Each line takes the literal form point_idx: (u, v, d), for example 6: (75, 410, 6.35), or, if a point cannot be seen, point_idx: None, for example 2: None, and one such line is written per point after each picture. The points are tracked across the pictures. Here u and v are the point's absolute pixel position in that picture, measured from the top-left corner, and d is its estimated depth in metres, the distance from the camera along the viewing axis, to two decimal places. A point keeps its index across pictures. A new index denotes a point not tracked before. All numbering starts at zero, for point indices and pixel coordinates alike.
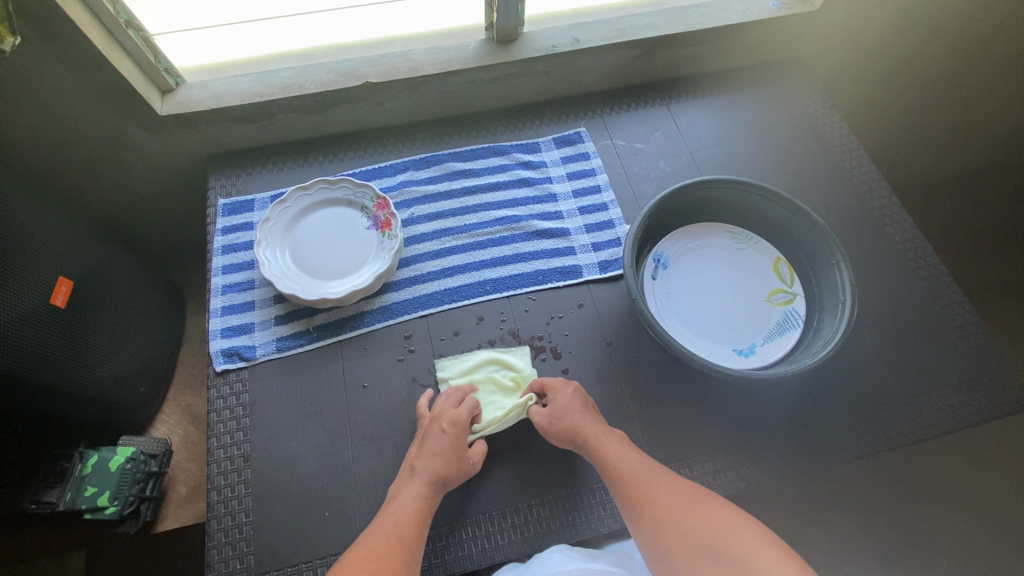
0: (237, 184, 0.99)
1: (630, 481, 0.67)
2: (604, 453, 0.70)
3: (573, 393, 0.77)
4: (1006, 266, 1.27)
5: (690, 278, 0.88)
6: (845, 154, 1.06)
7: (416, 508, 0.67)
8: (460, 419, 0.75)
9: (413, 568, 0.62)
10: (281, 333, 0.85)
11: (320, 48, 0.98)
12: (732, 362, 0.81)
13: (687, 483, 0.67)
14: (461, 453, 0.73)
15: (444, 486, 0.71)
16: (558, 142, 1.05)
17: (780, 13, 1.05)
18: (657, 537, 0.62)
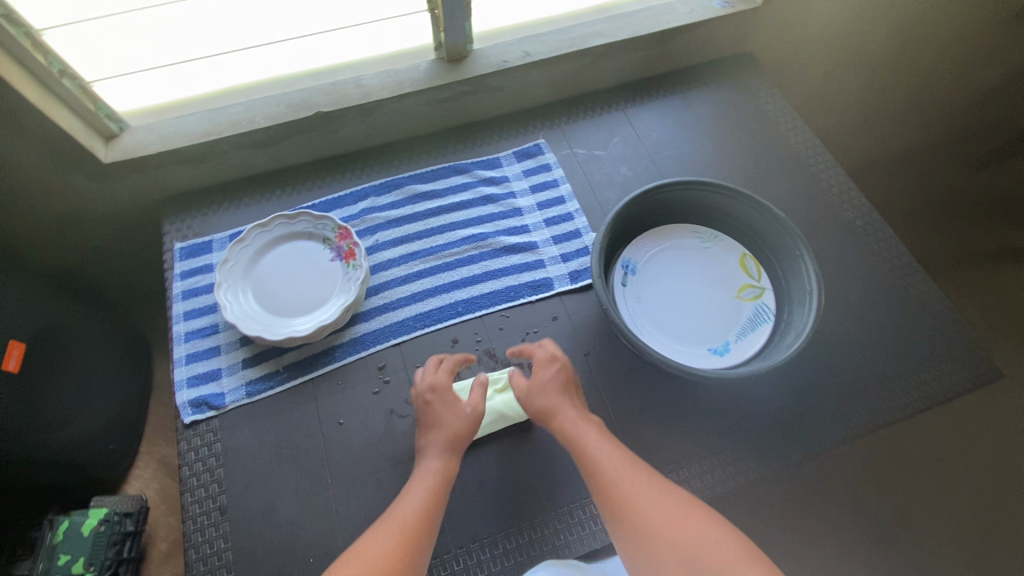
0: (194, 226, 0.96)
1: (619, 499, 0.63)
2: (594, 461, 0.67)
3: (555, 369, 0.76)
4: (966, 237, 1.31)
5: (660, 281, 0.88)
6: (800, 144, 1.08)
7: (430, 485, 0.66)
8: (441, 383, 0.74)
9: (414, 545, 0.60)
10: (250, 376, 0.82)
11: (268, 82, 0.96)
12: (708, 362, 0.81)
13: (681, 496, 0.63)
14: (461, 413, 0.72)
15: (456, 449, 0.70)
16: (518, 156, 1.05)
17: (724, 12, 1.07)
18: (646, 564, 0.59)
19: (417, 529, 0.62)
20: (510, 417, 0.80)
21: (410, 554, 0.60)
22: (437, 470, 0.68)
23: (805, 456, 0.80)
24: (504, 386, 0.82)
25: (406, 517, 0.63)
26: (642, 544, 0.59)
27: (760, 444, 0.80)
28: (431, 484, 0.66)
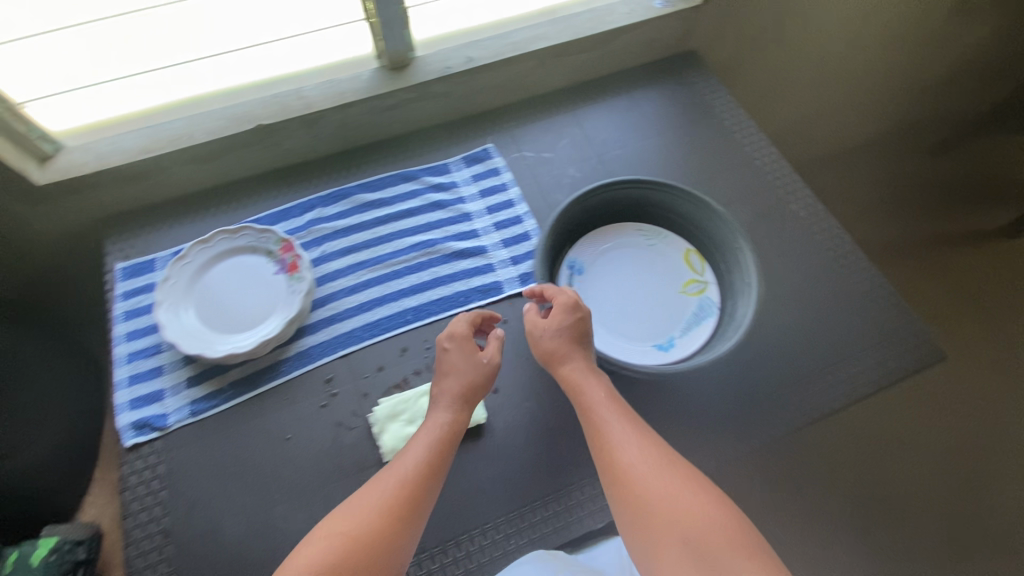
0: (137, 245, 0.94)
1: (620, 462, 0.65)
2: (603, 429, 0.68)
3: (570, 319, 0.75)
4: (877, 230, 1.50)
5: (607, 280, 0.88)
6: (746, 139, 1.10)
7: (436, 437, 0.69)
8: (460, 334, 0.76)
9: (415, 504, 0.63)
10: (194, 395, 0.81)
11: (208, 95, 0.95)
12: (654, 358, 0.82)
13: (683, 471, 0.64)
14: (474, 366, 0.74)
15: (467, 401, 0.73)
16: (467, 161, 1.04)
17: (664, 12, 1.08)
18: (640, 535, 0.61)
19: (417, 482, 0.65)
20: None
21: (406, 506, 0.63)
22: (446, 422, 0.70)
23: (753, 447, 0.81)
24: None
25: (408, 468, 0.65)
26: (638, 516, 0.61)
27: (709, 438, 0.81)
28: (438, 434, 0.69)
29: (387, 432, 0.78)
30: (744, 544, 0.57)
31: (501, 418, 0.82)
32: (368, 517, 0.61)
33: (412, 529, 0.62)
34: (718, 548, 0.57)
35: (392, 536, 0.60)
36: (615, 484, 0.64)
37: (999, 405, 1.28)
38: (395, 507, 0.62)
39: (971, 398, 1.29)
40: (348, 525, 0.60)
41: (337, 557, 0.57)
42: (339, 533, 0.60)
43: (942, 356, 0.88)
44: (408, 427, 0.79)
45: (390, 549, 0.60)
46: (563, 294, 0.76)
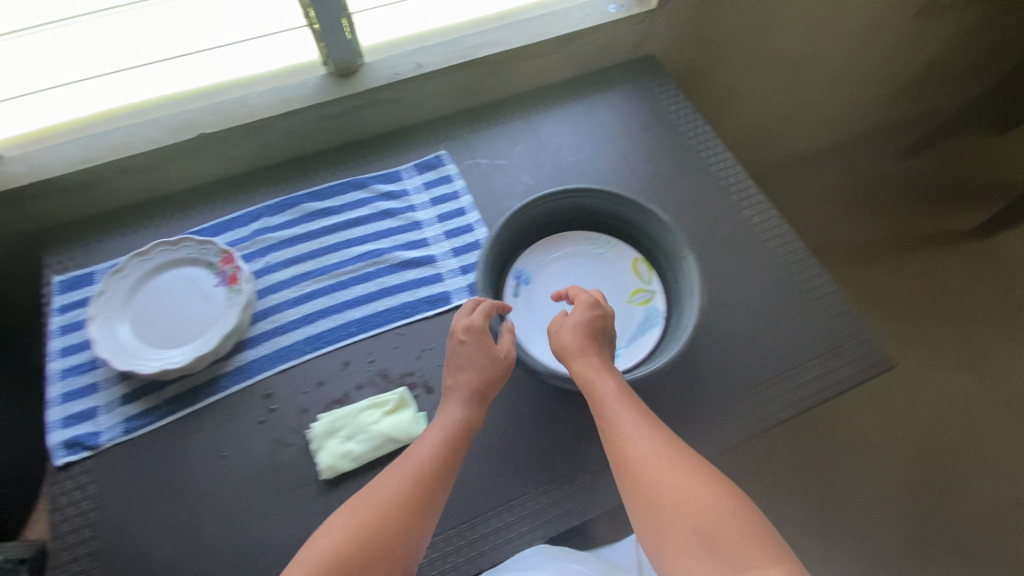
0: (77, 257, 0.91)
1: (632, 457, 0.63)
2: (614, 422, 0.67)
3: (588, 317, 0.75)
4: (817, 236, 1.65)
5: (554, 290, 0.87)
6: (702, 145, 1.09)
7: (449, 432, 0.68)
8: (478, 325, 0.74)
9: (429, 501, 0.63)
10: (128, 413, 0.79)
11: (149, 103, 0.92)
12: None
13: (698, 466, 0.62)
14: (491, 361, 0.72)
15: (483, 397, 0.71)
16: (419, 168, 1.02)
17: (618, 17, 1.07)
18: (652, 529, 0.60)
19: (431, 476, 0.65)
20: (401, 440, 0.77)
21: (419, 500, 0.63)
22: (460, 419, 0.70)
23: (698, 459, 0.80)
24: (394, 408, 0.80)
25: (423, 463, 0.66)
26: (651, 510, 0.60)
27: None
28: (451, 430, 0.69)
29: (324, 449, 0.77)
30: (760, 542, 0.56)
31: None
32: (383, 509, 0.61)
33: (427, 521, 0.63)
34: (734, 544, 0.55)
35: (408, 529, 0.61)
36: (627, 478, 0.63)
37: (928, 403, 1.38)
38: (410, 504, 0.62)
39: (904, 397, 1.39)
40: (364, 517, 0.61)
41: (354, 548, 0.58)
42: (356, 524, 0.60)
43: (893, 364, 0.87)
44: (346, 443, 0.77)
45: (406, 542, 0.60)
46: (584, 294, 0.78)
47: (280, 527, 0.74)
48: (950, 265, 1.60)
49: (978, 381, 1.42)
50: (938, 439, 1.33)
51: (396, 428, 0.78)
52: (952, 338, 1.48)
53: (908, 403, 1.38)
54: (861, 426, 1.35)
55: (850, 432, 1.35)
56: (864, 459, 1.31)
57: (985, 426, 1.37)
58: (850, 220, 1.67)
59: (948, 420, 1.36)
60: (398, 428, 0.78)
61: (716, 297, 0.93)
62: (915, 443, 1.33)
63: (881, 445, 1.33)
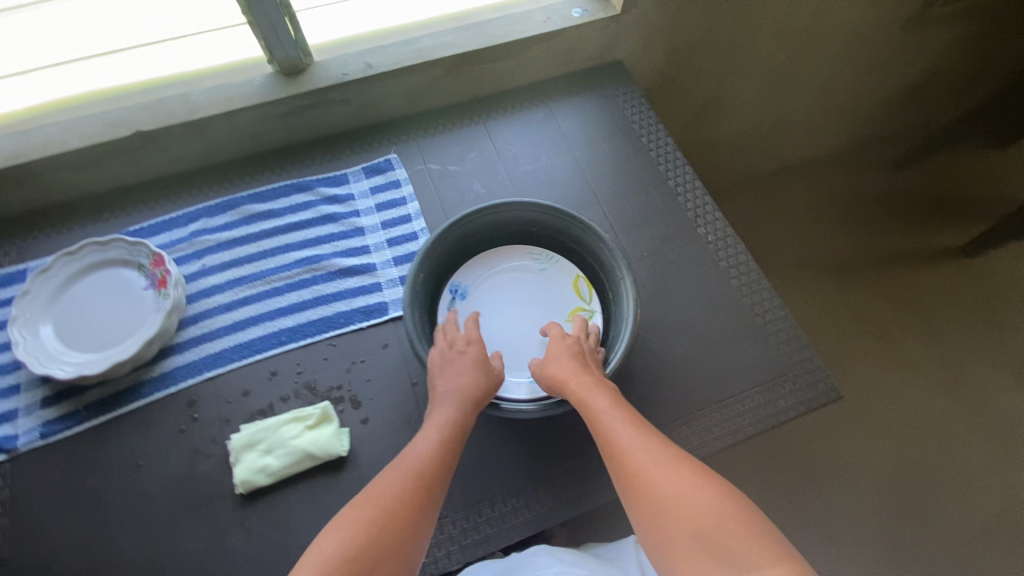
0: (12, 253, 0.90)
1: (630, 466, 0.61)
2: (610, 437, 0.65)
3: (570, 342, 0.77)
4: (790, 247, 1.64)
5: (491, 306, 0.85)
6: (663, 157, 1.05)
7: (447, 434, 0.66)
8: (475, 339, 0.76)
9: (432, 503, 0.60)
10: (48, 416, 0.78)
11: (87, 98, 0.90)
12: (527, 392, 0.79)
13: (703, 473, 0.59)
14: (487, 372, 0.73)
15: (477, 403, 0.70)
16: (367, 172, 1.00)
17: (582, 21, 1.02)
18: (659, 543, 0.56)
19: (433, 475, 0.62)
20: (320, 456, 0.76)
21: (424, 500, 0.59)
22: (455, 420, 0.68)
23: None
24: (317, 422, 0.78)
25: (423, 462, 0.63)
26: (655, 520, 0.56)
27: (580, 477, 0.78)
28: (448, 431, 0.67)
29: (241, 463, 0.75)
30: (772, 543, 0.51)
31: (367, 450, 0.78)
32: (389, 506, 0.57)
33: (427, 524, 0.59)
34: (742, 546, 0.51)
35: (414, 529, 0.57)
36: (630, 492, 0.60)
37: (897, 426, 1.36)
38: (416, 505, 0.58)
39: (870, 420, 1.38)
40: (369, 514, 0.56)
41: (362, 547, 0.53)
42: (363, 520, 0.56)
43: (838, 396, 0.84)
44: (264, 457, 0.76)
45: (411, 543, 0.56)
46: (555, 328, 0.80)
47: (191, 540, 0.72)
48: (929, 283, 1.57)
49: (949, 406, 1.39)
50: (904, 465, 1.31)
51: (317, 443, 0.76)
52: (927, 360, 1.46)
53: (875, 427, 1.37)
54: (825, 449, 1.34)
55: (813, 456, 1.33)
56: (829, 483, 1.29)
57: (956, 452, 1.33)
58: (824, 234, 1.65)
59: (915, 445, 1.34)
60: (318, 444, 0.76)
61: (662, 319, 0.90)
62: (879, 467, 1.31)
63: (847, 470, 1.31)
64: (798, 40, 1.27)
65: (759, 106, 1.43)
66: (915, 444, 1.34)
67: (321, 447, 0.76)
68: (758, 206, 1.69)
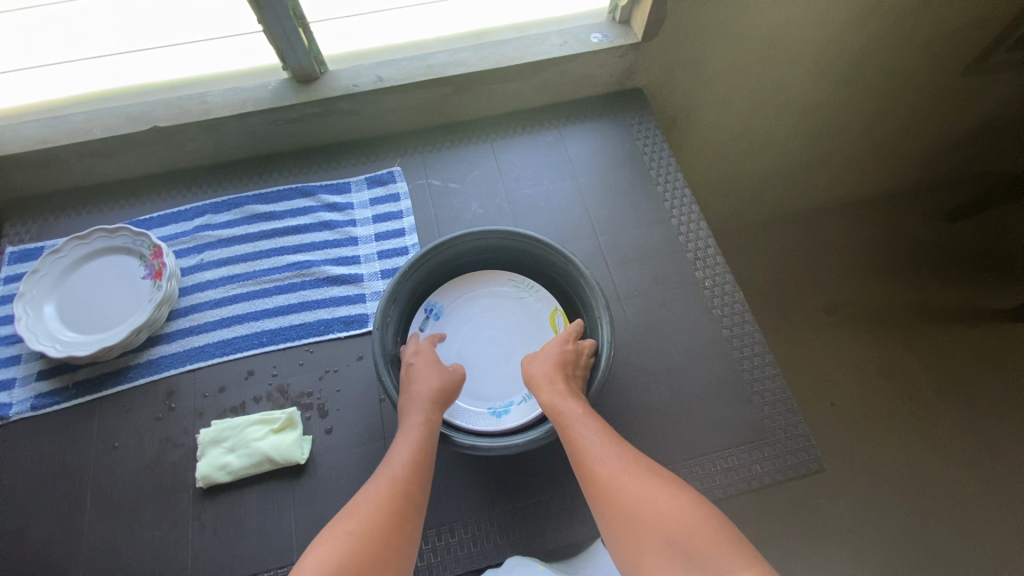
0: (33, 230, 0.97)
1: (603, 479, 0.59)
2: (580, 442, 0.63)
3: (564, 348, 0.75)
4: (815, 291, 1.55)
5: (463, 330, 0.85)
6: (670, 192, 1.02)
7: (420, 437, 0.65)
8: (425, 349, 0.77)
9: (411, 516, 0.58)
10: (40, 389, 0.83)
11: (113, 93, 0.95)
12: (483, 424, 0.77)
13: (663, 477, 0.59)
14: (444, 373, 0.74)
15: (440, 406, 0.69)
16: (368, 182, 1.02)
17: (600, 48, 1.00)
18: (625, 545, 0.54)
19: (410, 479, 0.61)
20: (279, 461, 0.77)
21: (402, 510, 0.58)
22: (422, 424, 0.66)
23: (582, 535, 0.75)
24: (281, 427, 0.79)
25: (399, 466, 0.62)
26: (623, 523, 0.55)
27: (533, 516, 0.76)
28: (422, 432, 0.66)
29: (205, 457, 0.78)
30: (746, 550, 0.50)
31: (325, 461, 0.78)
32: (369, 514, 0.56)
33: (412, 533, 0.58)
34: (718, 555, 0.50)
35: (396, 544, 0.55)
36: (596, 497, 0.58)
37: (918, 498, 1.23)
38: (393, 520, 0.57)
39: (893, 486, 1.25)
40: (350, 524, 0.55)
41: (349, 553, 0.52)
42: (345, 533, 0.54)
43: (820, 469, 0.78)
44: (226, 455, 0.78)
45: (394, 558, 0.54)
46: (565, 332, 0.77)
47: (148, 528, 0.75)
48: (969, 346, 1.45)
49: (979, 482, 1.26)
50: (921, 540, 1.18)
51: (277, 447, 0.78)
52: (958, 429, 1.33)
53: (896, 493, 1.24)
54: (833, 506, 1.22)
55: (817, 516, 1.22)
56: (836, 544, 1.17)
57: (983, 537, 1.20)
58: (856, 281, 1.56)
59: (940, 521, 1.21)
60: (277, 448, 0.77)
61: (642, 362, 0.87)
62: (893, 538, 1.18)
63: (857, 533, 1.19)
64: (840, 76, 1.19)
65: (794, 140, 1.35)
66: (940, 517, 1.21)
67: (280, 452, 0.77)
68: (785, 244, 1.60)
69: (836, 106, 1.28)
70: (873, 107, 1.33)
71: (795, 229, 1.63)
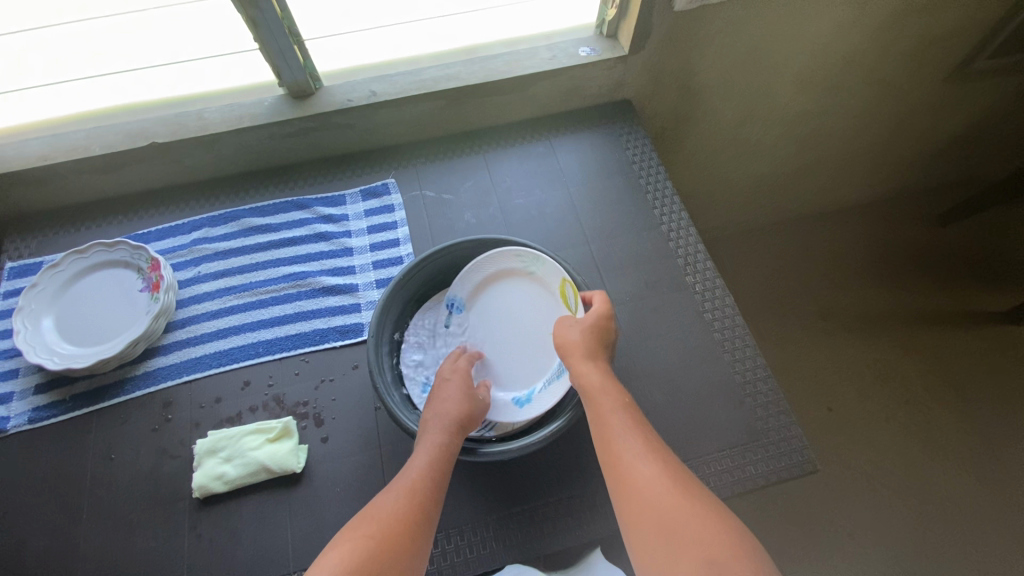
0: (33, 246, 0.99)
1: (632, 469, 0.58)
2: (613, 432, 0.62)
3: (602, 325, 0.73)
4: (808, 297, 1.56)
5: (486, 317, 0.84)
6: (660, 200, 1.04)
7: (439, 454, 0.65)
8: (462, 367, 0.77)
9: (425, 533, 0.58)
10: (38, 402, 0.84)
11: (112, 110, 0.97)
12: (506, 414, 0.77)
13: (690, 478, 0.57)
14: (471, 400, 0.73)
15: (463, 430, 0.69)
16: (364, 195, 1.03)
17: (588, 61, 1.03)
18: (637, 533, 0.54)
19: (427, 493, 0.61)
20: (275, 470, 0.77)
21: (417, 522, 0.58)
22: (441, 444, 0.66)
23: (578, 540, 0.75)
24: (277, 436, 0.80)
25: (415, 478, 0.62)
26: (639, 511, 0.55)
27: (530, 522, 0.76)
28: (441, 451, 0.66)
29: (202, 466, 0.78)
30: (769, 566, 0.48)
31: (321, 470, 0.79)
32: (384, 522, 0.57)
33: (424, 546, 0.58)
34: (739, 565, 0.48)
35: (407, 555, 0.55)
36: (616, 480, 0.58)
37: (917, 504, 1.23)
38: (407, 533, 0.57)
39: (892, 492, 1.25)
40: (365, 529, 0.56)
41: (362, 559, 0.53)
42: (361, 538, 0.55)
43: (814, 470, 0.79)
44: (223, 465, 0.78)
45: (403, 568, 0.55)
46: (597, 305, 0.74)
47: (145, 539, 0.75)
48: (964, 349, 1.46)
49: (978, 487, 1.26)
50: (921, 545, 1.19)
51: (274, 455, 0.78)
52: (956, 432, 1.34)
53: (895, 498, 1.24)
54: (832, 512, 1.23)
55: (817, 525, 1.22)
56: (836, 550, 1.18)
57: (984, 542, 1.19)
58: (849, 287, 1.57)
59: (941, 526, 1.21)
60: (274, 457, 0.78)
61: (636, 367, 0.88)
62: (894, 544, 1.19)
63: (857, 539, 1.19)
64: (826, 86, 1.22)
65: (783, 150, 1.37)
66: (940, 522, 1.21)
67: (276, 460, 0.78)
68: (777, 251, 1.63)
69: (823, 115, 1.31)
70: (861, 115, 1.35)
71: (786, 237, 1.66)
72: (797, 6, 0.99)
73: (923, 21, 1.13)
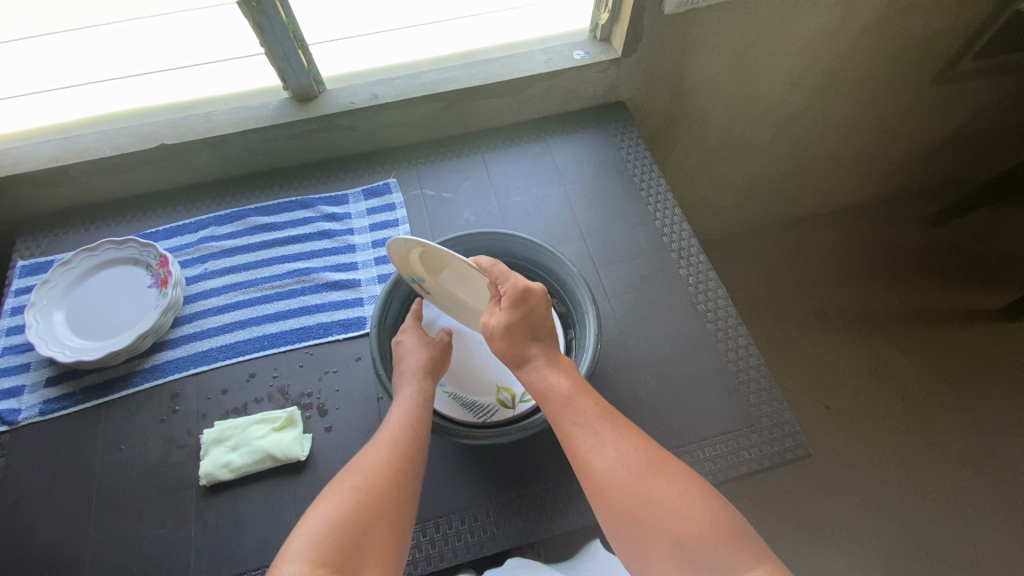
0: (44, 245, 1.01)
1: (598, 458, 0.60)
2: (574, 423, 0.64)
3: (520, 314, 0.70)
4: (802, 295, 1.59)
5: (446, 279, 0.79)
6: (653, 197, 1.07)
7: (415, 404, 0.70)
8: (410, 326, 0.80)
9: (410, 475, 0.64)
10: (48, 395, 0.86)
11: (124, 114, 1.01)
12: None
13: (656, 455, 0.61)
14: (429, 344, 0.78)
15: (431, 374, 0.74)
16: (366, 194, 1.06)
17: (581, 64, 1.06)
18: (611, 520, 0.57)
19: (407, 444, 0.66)
20: (279, 458, 0.79)
21: (400, 470, 0.63)
22: (415, 395, 0.71)
23: (577, 523, 0.76)
24: (281, 425, 0.82)
25: (395, 433, 0.67)
26: (610, 500, 0.58)
27: (529, 507, 0.77)
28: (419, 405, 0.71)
29: (209, 456, 0.80)
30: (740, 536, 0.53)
31: (325, 457, 0.81)
32: (368, 475, 0.61)
33: (410, 494, 0.63)
34: (710, 539, 0.52)
35: (393, 504, 0.60)
36: (583, 474, 0.61)
37: (912, 496, 1.25)
38: (391, 480, 0.62)
39: (889, 485, 1.27)
40: (350, 483, 0.60)
41: (349, 510, 0.57)
42: (349, 488, 0.60)
43: (806, 454, 0.81)
44: (229, 453, 0.80)
45: (391, 514, 0.59)
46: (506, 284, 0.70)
47: (153, 526, 0.77)
48: (955, 344, 1.49)
49: (972, 479, 1.28)
50: (916, 537, 1.20)
51: (278, 443, 0.80)
52: (949, 426, 1.36)
53: (890, 491, 1.26)
54: (831, 507, 1.24)
55: (814, 517, 1.24)
56: (833, 542, 1.20)
57: (980, 533, 1.21)
58: (842, 285, 1.60)
59: (935, 519, 1.22)
60: (278, 444, 0.80)
61: (631, 357, 0.91)
62: (890, 537, 1.20)
63: (854, 532, 1.21)
64: (814, 87, 1.25)
65: (773, 151, 1.41)
66: (935, 515, 1.23)
67: (281, 448, 0.80)
68: (770, 251, 1.66)
69: (812, 118, 1.34)
70: (849, 117, 1.38)
71: (779, 237, 1.69)
72: (781, 12, 1.03)
73: (905, 25, 1.17)
